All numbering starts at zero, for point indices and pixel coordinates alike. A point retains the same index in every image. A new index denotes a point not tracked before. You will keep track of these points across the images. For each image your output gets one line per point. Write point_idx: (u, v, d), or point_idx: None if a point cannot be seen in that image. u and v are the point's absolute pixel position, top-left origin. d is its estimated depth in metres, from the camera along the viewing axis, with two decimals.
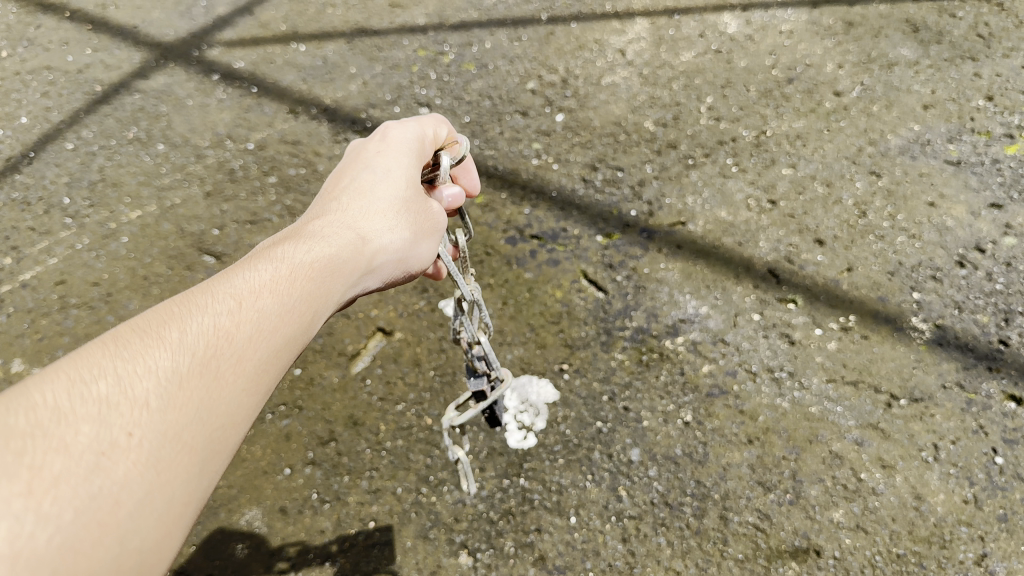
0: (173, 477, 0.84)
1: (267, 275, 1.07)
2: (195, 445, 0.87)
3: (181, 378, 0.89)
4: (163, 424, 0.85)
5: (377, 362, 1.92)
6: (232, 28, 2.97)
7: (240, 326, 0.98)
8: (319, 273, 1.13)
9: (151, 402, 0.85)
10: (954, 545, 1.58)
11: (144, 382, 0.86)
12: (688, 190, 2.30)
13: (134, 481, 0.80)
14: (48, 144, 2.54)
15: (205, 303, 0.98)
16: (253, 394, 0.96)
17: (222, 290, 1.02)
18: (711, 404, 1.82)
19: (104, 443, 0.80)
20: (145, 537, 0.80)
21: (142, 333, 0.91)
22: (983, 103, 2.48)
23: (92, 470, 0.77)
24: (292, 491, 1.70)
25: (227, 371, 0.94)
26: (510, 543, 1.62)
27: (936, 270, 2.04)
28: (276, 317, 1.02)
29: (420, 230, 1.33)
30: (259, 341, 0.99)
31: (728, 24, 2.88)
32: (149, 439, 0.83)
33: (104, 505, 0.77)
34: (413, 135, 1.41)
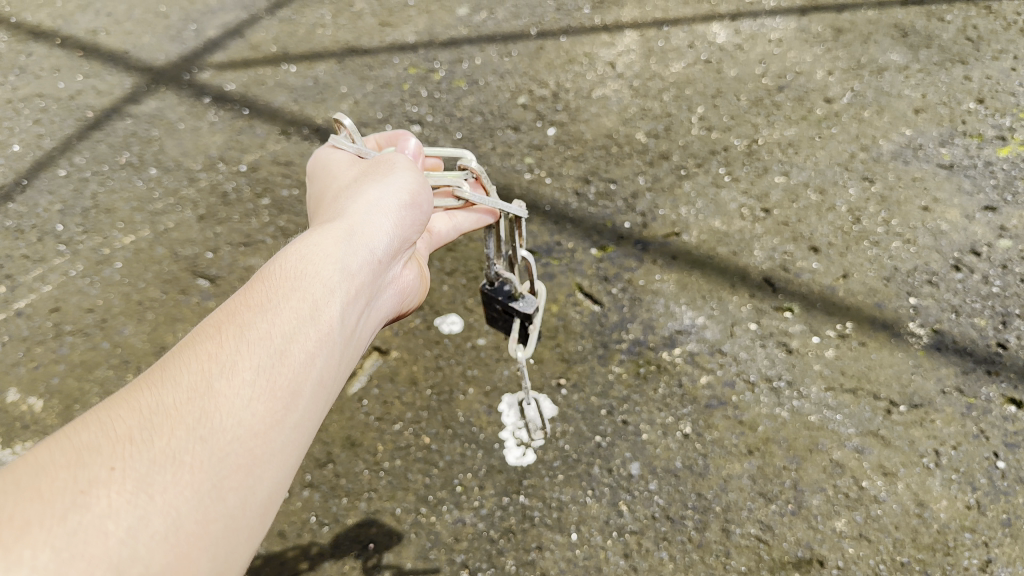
0: (168, 498, 0.87)
1: (250, 299, 1.13)
2: (195, 464, 0.91)
3: (166, 411, 0.94)
4: (150, 452, 0.89)
5: (373, 381, 1.91)
6: (223, 51, 2.98)
7: (225, 347, 1.04)
8: (305, 280, 1.19)
9: (134, 436, 0.90)
10: (958, 552, 1.57)
11: (126, 422, 0.91)
12: (681, 201, 2.30)
13: (122, 509, 0.83)
14: (41, 171, 2.54)
15: (188, 342, 1.05)
16: (257, 403, 1.01)
17: (206, 326, 1.08)
18: (710, 415, 1.81)
19: (86, 481, 0.84)
20: (151, 559, 0.83)
21: (126, 389, 0.97)
22: (974, 106, 2.48)
23: (70, 508, 0.81)
24: (290, 515, 1.69)
25: (218, 388, 0.99)
26: (511, 561, 1.61)
27: (932, 275, 2.03)
28: (261, 333, 1.07)
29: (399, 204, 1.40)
30: (248, 353, 1.04)
31: (717, 34, 2.89)
32: (135, 467, 0.87)
33: (89, 534, 0.80)
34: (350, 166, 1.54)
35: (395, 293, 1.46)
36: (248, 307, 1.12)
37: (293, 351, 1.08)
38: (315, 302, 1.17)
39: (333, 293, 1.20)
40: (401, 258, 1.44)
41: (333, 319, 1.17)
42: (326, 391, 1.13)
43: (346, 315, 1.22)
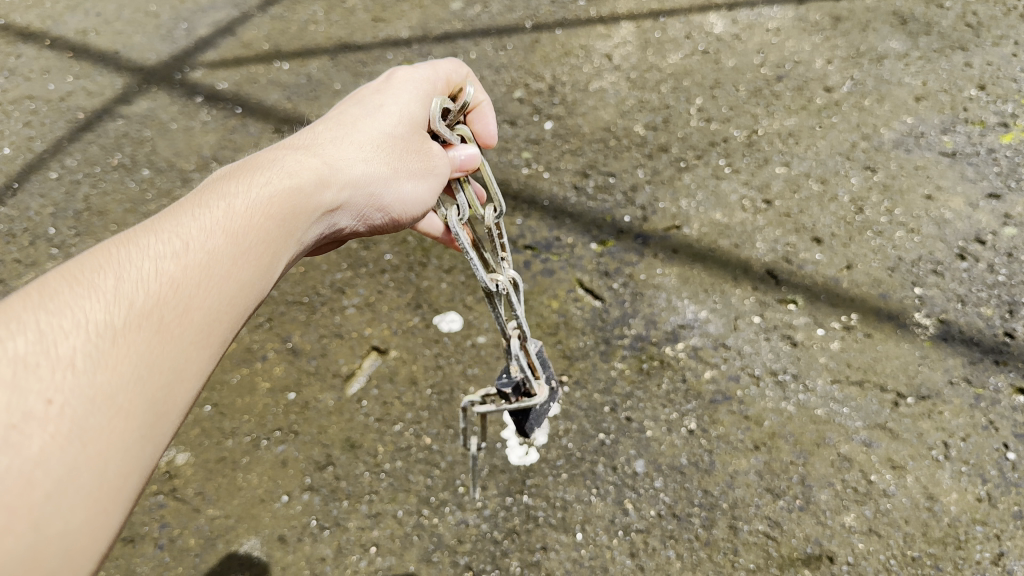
0: (105, 446, 0.78)
1: (221, 213, 1.03)
2: (133, 409, 0.82)
3: (115, 334, 0.84)
4: (91, 387, 0.79)
5: (372, 382, 1.89)
6: (215, 49, 2.94)
7: (188, 274, 0.94)
8: (280, 208, 1.09)
9: (77, 362, 0.79)
10: (970, 546, 1.54)
11: (70, 339, 0.80)
12: (681, 194, 2.27)
13: (53, 456, 0.74)
14: (32, 174, 2.50)
15: (147, 245, 0.94)
16: (197, 348, 0.92)
17: (169, 230, 0.97)
18: (715, 410, 1.78)
19: (17, 413, 0.74)
20: (70, 517, 0.74)
21: (74, 286, 0.86)
22: (975, 93, 2.46)
23: (0, 448, 0.71)
24: (290, 519, 1.66)
25: (172, 323, 0.89)
26: (515, 563, 1.58)
27: (937, 264, 2.01)
28: (229, 260, 0.99)
29: (405, 167, 1.27)
30: (211, 284, 0.95)
31: (715, 24, 2.86)
32: (73, 404, 0.77)
33: (15, 486, 0.71)
34: (425, 77, 1.38)
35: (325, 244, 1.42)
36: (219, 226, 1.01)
37: (248, 294, 1.01)
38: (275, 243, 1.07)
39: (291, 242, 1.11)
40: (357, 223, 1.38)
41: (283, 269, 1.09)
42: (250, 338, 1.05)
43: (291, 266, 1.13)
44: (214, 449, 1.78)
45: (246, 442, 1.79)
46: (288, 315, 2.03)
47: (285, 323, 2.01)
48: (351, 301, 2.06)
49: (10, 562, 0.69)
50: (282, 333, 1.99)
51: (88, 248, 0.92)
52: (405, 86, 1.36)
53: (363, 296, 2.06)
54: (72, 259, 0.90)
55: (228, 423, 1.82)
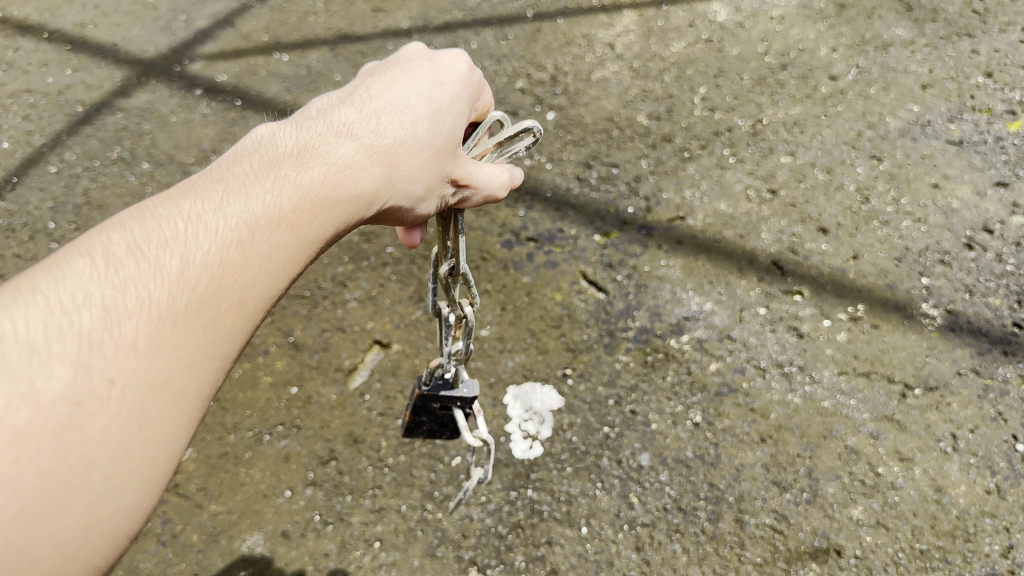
0: (160, 431, 0.77)
1: (282, 199, 0.99)
2: (186, 395, 0.81)
3: (176, 318, 0.82)
4: (150, 371, 0.78)
5: (375, 376, 1.87)
6: (214, 41, 2.92)
7: (247, 261, 0.91)
8: (333, 205, 1.05)
9: (139, 344, 0.78)
10: (979, 538, 1.53)
11: (133, 320, 0.79)
12: (686, 184, 2.25)
13: (111, 438, 0.73)
14: (31, 168, 2.48)
15: (211, 225, 0.91)
16: (246, 336, 0.90)
17: (230, 209, 0.94)
18: (721, 403, 1.76)
19: (81, 391, 0.73)
20: (121, 498, 0.73)
21: (139, 260, 0.84)
22: (982, 80, 2.43)
23: (63, 426, 0.71)
24: (293, 514, 1.65)
25: (226, 314, 0.87)
26: (520, 557, 1.57)
27: (944, 254, 1.99)
28: (284, 252, 0.96)
29: (431, 187, 1.19)
30: (265, 274, 0.93)
31: (718, 12, 2.83)
32: (133, 386, 0.76)
33: (76, 464, 0.71)
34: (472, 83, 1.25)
35: None
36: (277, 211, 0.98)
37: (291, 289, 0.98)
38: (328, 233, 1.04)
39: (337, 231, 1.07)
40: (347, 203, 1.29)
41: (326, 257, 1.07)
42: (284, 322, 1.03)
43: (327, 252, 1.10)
44: (216, 444, 1.76)
45: (248, 437, 1.77)
46: (290, 309, 2.01)
47: (287, 317, 2.00)
48: (353, 294, 2.04)
49: (62, 538, 0.68)
50: (284, 327, 1.98)
51: (151, 215, 0.90)
52: (459, 82, 1.23)
53: (365, 290, 2.05)
54: (140, 224, 0.89)
55: (230, 418, 1.81)
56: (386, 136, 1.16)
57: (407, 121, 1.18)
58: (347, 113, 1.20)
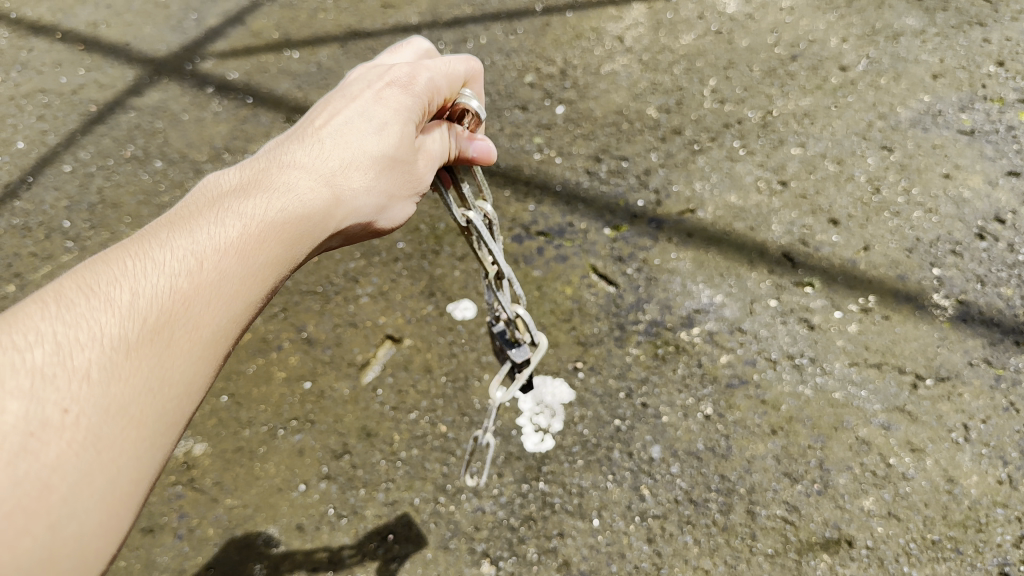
0: (117, 453, 0.83)
1: (234, 231, 1.05)
2: (144, 419, 0.87)
3: (127, 349, 0.88)
4: (103, 398, 0.84)
5: (387, 370, 1.88)
6: (225, 39, 2.94)
7: (198, 290, 0.97)
8: (287, 230, 1.11)
9: (92, 374, 0.85)
10: (991, 528, 1.53)
11: (84, 353, 0.86)
12: (695, 176, 2.25)
13: (70, 462, 0.79)
14: (46, 168, 2.51)
15: (161, 261, 0.97)
16: (207, 360, 0.96)
17: (181, 246, 1.00)
18: (732, 395, 1.77)
19: (34, 421, 0.79)
20: (84, 520, 0.79)
21: (90, 298, 0.90)
22: (994, 69, 2.42)
23: (18, 453, 0.77)
24: (307, 508, 1.66)
25: (180, 339, 0.93)
26: (533, 549, 1.58)
27: (955, 244, 1.98)
28: (238, 276, 1.02)
29: (396, 194, 1.29)
30: (216, 306, 0.98)
31: (727, 3, 2.82)
32: (88, 414, 0.82)
33: (32, 489, 0.76)
34: (418, 84, 1.29)
35: None
36: (230, 242, 1.04)
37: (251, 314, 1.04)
38: (286, 256, 1.10)
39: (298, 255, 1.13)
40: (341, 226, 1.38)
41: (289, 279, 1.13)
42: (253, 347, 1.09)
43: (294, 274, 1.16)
44: (231, 439, 1.78)
45: (262, 432, 1.79)
46: (302, 305, 2.03)
47: (300, 313, 2.01)
48: (365, 289, 2.05)
49: (25, 560, 0.74)
50: (297, 323, 1.99)
51: (105, 255, 0.98)
52: (400, 91, 1.28)
53: (377, 285, 2.06)
54: (92, 270, 0.95)
55: (245, 413, 1.82)
56: (338, 160, 1.23)
57: (355, 145, 1.25)
58: (305, 144, 1.27)
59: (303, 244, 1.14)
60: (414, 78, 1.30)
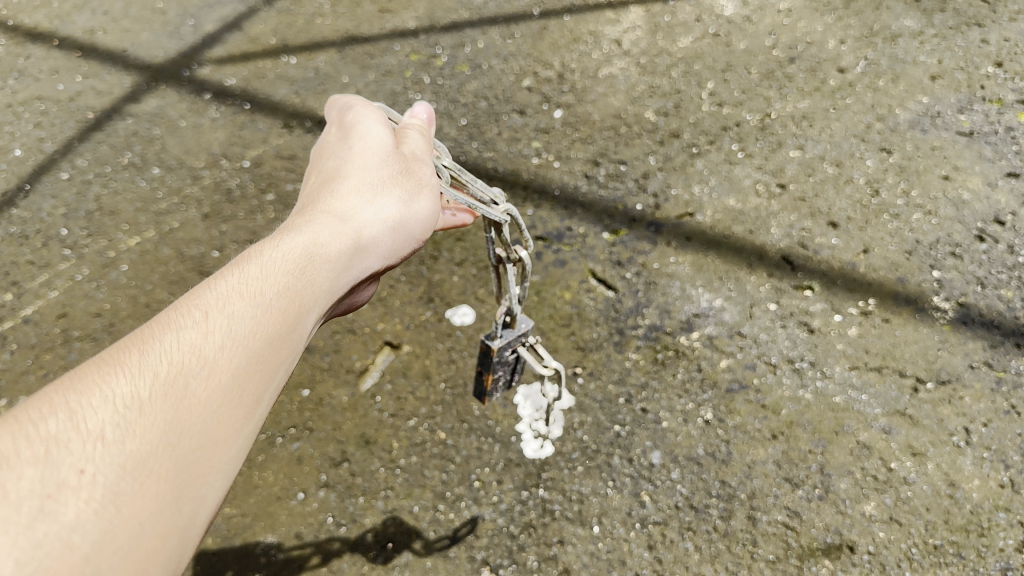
0: (140, 510, 0.75)
1: (240, 279, 1.00)
2: (166, 473, 0.79)
3: (142, 404, 0.81)
4: (123, 455, 0.76)
5: (386, 377, 1.88)
6: (222, 45, 2.94)
7: (209, 338, 0.91)
8: (301, 267, 1.07)
9: (107, 433, 0.77)
10: (993, 533, 1.52)
11: (98, 412, 0.78)
12: (694, 180, 2.25)
13: (89, 520, 0.70)
14: (43, 175, 2.50)
15: (168, 321, 0.91)
16: (229, 407, 0.89)
17: (187, 303, 0.94)
18: (732, 400, 1.76)
19: (50, 482, 0.70)
20: None
21: (97, 365, 0.83)
22: (992, 70, 2.42)
23: (35, 516, 0.68)
24: (306, 517, 1.65)
25: (198, 388, 0.86)
26: (532, 557, 1.57)
27: (955, 246, 1.97)
28: (252, 316, 0.96)
29: (411, 188, 1.29)
30: (232, 347, 0.92)
31: (725, 6, 2.82)
32: (104, 472, 0.74)
33: (52, 551, 0.67)
34: (375, 113, 1.40)
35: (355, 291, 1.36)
36: (235, 285, 0.99)
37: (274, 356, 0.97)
38: (303, 293, 1.05)
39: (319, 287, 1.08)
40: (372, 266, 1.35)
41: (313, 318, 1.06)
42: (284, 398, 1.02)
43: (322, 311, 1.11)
44: None
45: (261, 440, 1.78)
46: None
47: None
48: None
49: None
50: None
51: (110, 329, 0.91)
52: (370, 117, 1.38)
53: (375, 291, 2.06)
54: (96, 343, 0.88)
55: None
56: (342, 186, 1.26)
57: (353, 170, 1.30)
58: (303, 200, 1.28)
59: (320, 279, 1.09)
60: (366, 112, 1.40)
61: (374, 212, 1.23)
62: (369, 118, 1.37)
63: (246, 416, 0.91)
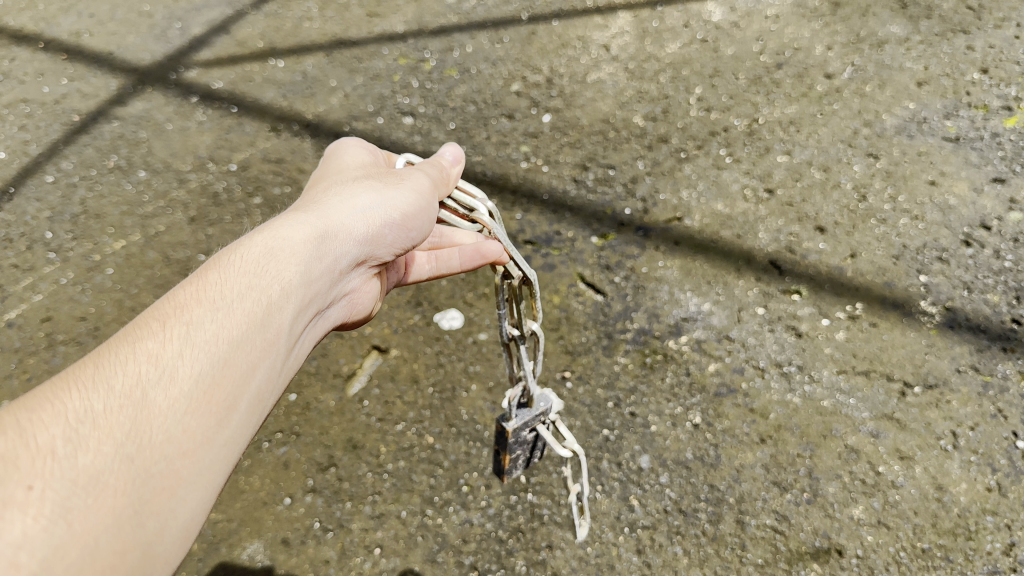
0: (90, 524, 0.79)
1: (203, 289, 1.05)
2: (121, 486, 0.84)
3: (94, 420, 0.86)
4: (71, 471, 0.81)
5: (374, 381, 1.87)
6: (209, 49, 2.92)
7: (167, 348, 0.95)
8: (267, 266, 1.10)
9: (57, 451, 0.82)
10: (980, 536, 1.52)
11: (49, 431, 0.83)
12: (682, 184, 2.25)
13: (33, 537, 0.75)
14: (27, 179, 2.47)
15: (132, 334, 0.96)
16: (191, 411, 0.93)
17: (152, 316, 0.99)
18: (720, 404, 1.76)
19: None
20: None
21: (60, 385, 0.89)
22: (978, 76, 2.43)
23: None
24: (293, 522, 1.64)
25: (155, 397, 0.91)
26: (521, 561, 1.56)
27: (942, 251, 1.98)
28: (213, 324, 1.00)
29: (390, 183, 1.33)
30: (191, 357, 0.96)
31: (713, 11, 2.83)
32: (53, 489, 0.79)
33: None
34: (360, 151, 1.48)
35: (351, 304, 1.37)
36: (196, 296, 1.03)
37: (238, 358, 1.00)
38: (271, 295, 1.08)
39: (292, 291, 1.11)
40: (368, 268, 1.36)
41: (288, 320, 1.09)
42: (270, 402, 1.05)
43: (302, 315, 1.14)
44: None
45: (247, 445, 1.77)
46: None
47: None
48: None
49: None
50: None
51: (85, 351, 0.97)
52: (352, 152, 1.47)
53: None
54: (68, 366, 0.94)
55: None
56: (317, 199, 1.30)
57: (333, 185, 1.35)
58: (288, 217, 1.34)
59: (293, 278, 1.12)
60: (349, 147, 1.48)
61: (347, 216, 1.25)
62: (359, 156, 1.46)
63: (215, 421, 0.95)
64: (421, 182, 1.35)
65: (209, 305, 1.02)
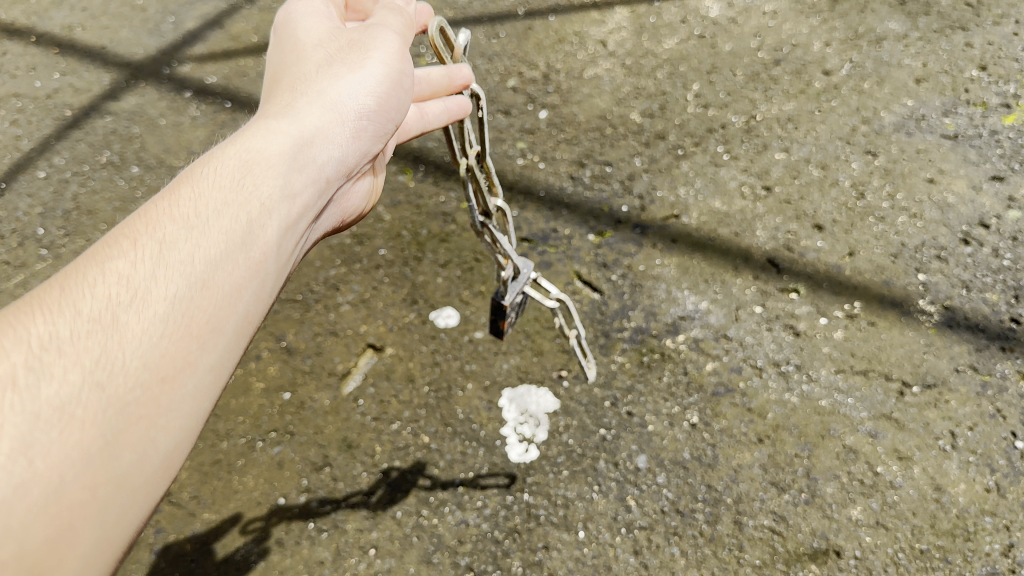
0: (54, 460, 0.76)
1: (180, 201, 0.98)
2: (89, 417, 0.80)
3: (60, 346, 0.81)
4: (33, 404, 0.77)
5: (369, 380, 1.85)
6: (202, 43, 2.90)
7: (142, 268, 0.90)
8: (249, 177, 1.04)
9: (18, 380, 0.77)
10: (979, 537, 1.52)
11: (9, 356, 0.78)
12: (680, 182, 2.24)
13: None
14: (19, 174, 2.45)
15: (104, 249, 0.91)
16: (166, 335, 0.88)
17: (124, 230, 0.94)
18: (717, 403, 1.75)
19: None
20: (24, 540, 0.73)
21: (24, 307, 0.84)
22: (976, 74, 2.42)
23: None
24: (288, 522, 1.63)
25: (124, 320, 0.86)
26: (517, 563, 1.55)
27: (940, 249, 1.97)
28: (190, 241, 0.94)
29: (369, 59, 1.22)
30: (167, 279, 0.90)
31: (710, 7, 2.82)
32: (15, 422, 0.75)
33: None
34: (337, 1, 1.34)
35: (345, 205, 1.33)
36: (174, 211, 0.97)
37: (221, 278, 0.94)
38: (253, 210, 1.02)
39: (278, 205, 1.05)
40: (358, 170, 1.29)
41: (275, 236, 1.03)
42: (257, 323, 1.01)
43: (292, 229, 1.08)
44: (208, 451, 1.74)
45: (241, 444, 1.75)
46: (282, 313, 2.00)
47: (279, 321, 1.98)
48: (346, 297, 2.03)
49: None
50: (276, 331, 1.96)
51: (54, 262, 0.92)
52: (335, 9, 1.33)
53: (358, 293, 2.04)
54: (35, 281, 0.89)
55: (222, 425, 1.78)
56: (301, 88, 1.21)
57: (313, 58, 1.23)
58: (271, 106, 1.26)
59: (276, 190, 1.05)
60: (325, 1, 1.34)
61: (331, 107, 1.17)
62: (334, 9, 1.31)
63: (186, 343, 0.91)
64: (389, 45, 1.24)
65: (189, 220, 0.96)
